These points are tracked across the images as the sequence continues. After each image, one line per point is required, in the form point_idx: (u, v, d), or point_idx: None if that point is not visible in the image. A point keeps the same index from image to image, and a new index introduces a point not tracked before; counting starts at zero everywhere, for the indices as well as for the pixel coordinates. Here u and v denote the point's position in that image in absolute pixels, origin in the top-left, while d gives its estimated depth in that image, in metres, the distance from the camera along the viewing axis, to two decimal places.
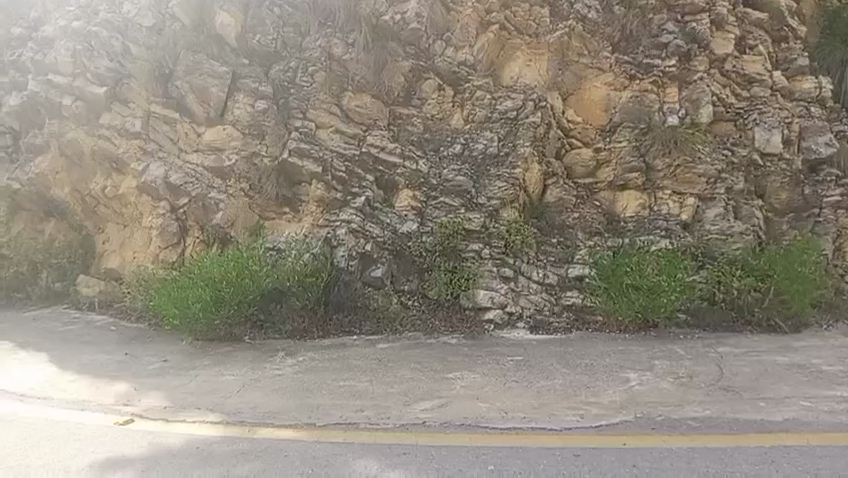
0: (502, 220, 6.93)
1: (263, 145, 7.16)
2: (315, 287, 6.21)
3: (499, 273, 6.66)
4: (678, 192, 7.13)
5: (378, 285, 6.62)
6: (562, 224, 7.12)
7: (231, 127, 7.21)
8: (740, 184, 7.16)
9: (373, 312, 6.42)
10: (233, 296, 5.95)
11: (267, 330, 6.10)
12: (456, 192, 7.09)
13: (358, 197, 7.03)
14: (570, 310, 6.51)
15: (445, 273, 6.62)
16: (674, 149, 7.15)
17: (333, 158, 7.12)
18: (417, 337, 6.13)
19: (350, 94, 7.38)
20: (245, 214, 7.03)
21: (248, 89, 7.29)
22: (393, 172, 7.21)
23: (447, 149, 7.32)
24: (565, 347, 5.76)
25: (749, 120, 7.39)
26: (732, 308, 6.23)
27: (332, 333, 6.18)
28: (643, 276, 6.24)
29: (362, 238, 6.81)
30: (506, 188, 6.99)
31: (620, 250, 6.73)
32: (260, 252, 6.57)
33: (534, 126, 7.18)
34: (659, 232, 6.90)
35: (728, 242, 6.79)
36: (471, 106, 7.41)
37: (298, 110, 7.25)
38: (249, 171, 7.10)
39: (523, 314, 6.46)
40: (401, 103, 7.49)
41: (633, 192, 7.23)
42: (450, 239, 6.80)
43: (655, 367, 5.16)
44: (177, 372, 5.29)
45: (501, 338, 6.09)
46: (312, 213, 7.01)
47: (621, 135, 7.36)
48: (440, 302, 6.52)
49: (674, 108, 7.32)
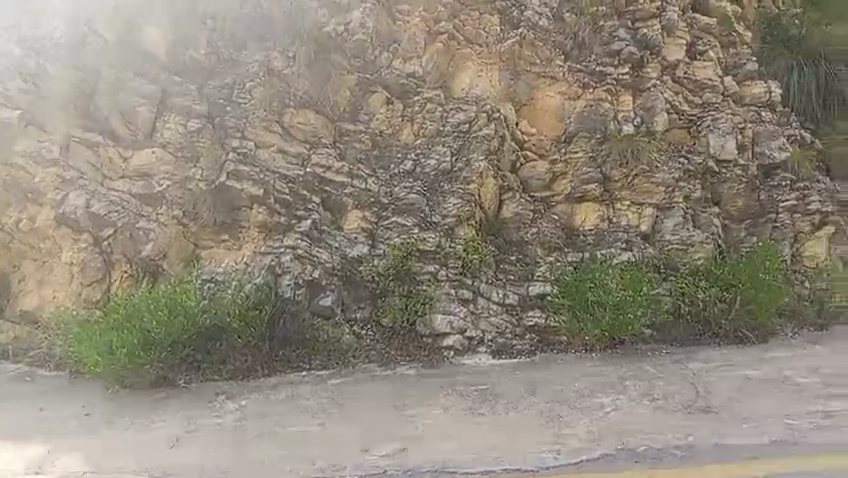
0: (458, 238, 6.58)
1: (198, 169, 6.57)
2: (259, 321, 5.68)
3: (458, 296, 6.26)
4: (636, 202, 6.93)
5: (327, 316, 6.13)
6: (521, 240, 6.79)
7: (161, 150, 6.65)
8: (698, 192, 7.01)
9: (324, 344, 5.95)
10: (164, 338, 5.33)
11: (204, 372, 5.57)
12: (408, 211, 6.69)
13: (303, 221, 6.55)
14: (533, 331, 6.18)
15: (400, 298, 6.17)
16: (629, 158, 6.94)
17: (275, 180, 6.63)
18: (371, 368, 5.85)
19: (292, 111, 6.93)
20: (178, 245, 6.45)
21: (179, 108, 6.74)
22: (341, 193, 6.77)
23: (398, 167, 6.96)
24: (532, 372, 5.41)
25: (703, 126, 7.32)
26: (697, 321, 6.06)
27: (281, 370, 5.76)
28: (606, 290, 5.93)
29: (309, 264, 6.31)
30: (461, 205, 6.66)
31: (580, 264, 6.50)
32: (194, 284, 5.98)
33: (487, 139, 6.87)
34: (620, 244, 6.63)
35: (690, 252, 6.61)
36: (422, 119, 7.11)
37: (236, 128, 6.72)
38: (183, 197, 6.54)
39: (484, 338, 6.13)
40: (347, 119, 7.12)
41: (590, 204, 6.97)
42: (403, 261, 6.33)
43: (629, 389, 4.88)
44: (101, 426, 4.72)
45: (462, 365, 5.88)
46: (254, 239, 6.49)
47: (576, 146, 7.11)
48: (395, 329, 6.07)
49: (628, 116, 7.23)
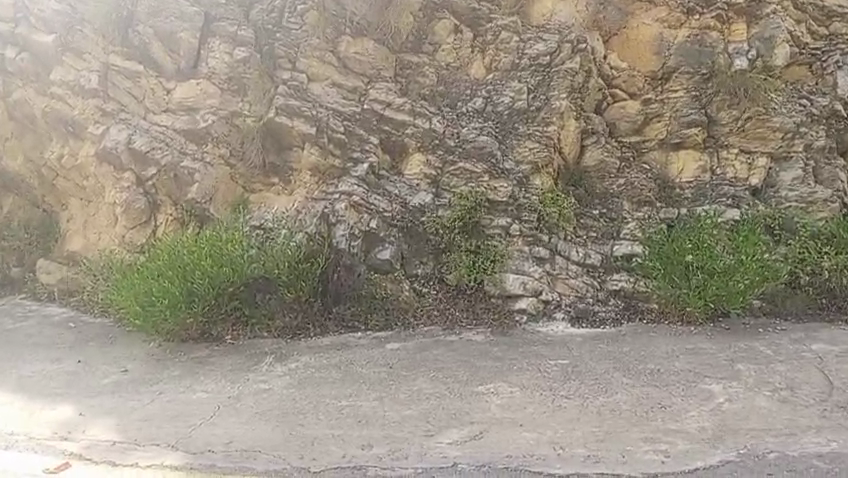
0: (533, 189, 5.80)
1: (245, 103, 5.94)
2: (310, 275, 5.14)
3: (532, 254, 5.55)
4: (745, 149, 5.96)
5: (386, 270, 5.50)
6: (604, 191, 5.96)
7: (206, 82, 5.98)
8: (820, 140, 5.97)
9: (381, 302, 5.32)
10: (208, 290, 4.83)
11: (254, 327, 5.00)
12: (478, 156, 5.89)
13: (358, 165, 5.85)
14: (618, 296, 5.39)
15: (466, 254, 5.50)
16: (740, 98, 5.96)
17: (329, 116, 5.92)
18: (435, 332, 5.06)
19: (348, 39, 6.17)
20: (225, 186, 5.87)
21: (225, 35, 6.04)
22: (402, 133, 6.01)
23: (467, 105, 6.15)
24: (621, 346, 4.68)
25: (829, 63, 6.30)
26: (817, 293, 5.14)
27: (332, 330, 5.11)
28: (714, 256, 5.04)
29: (365, 212, 5.67)
30: (539, 150, 5.87)
31: (677, 221, 5.66)
32: (245, 232, 5.47)
33: (571, 74, 6.05)
34: (725, 200, 5.72)
35: (809, 212, 5.61)
36: (494, 51, 6.27)
37: (285, 59, 6.02)
38: (229, 133, 5.91)
39: (562, 302, 5.35)
40: (409, 50, 6.31)
41: (690, 151, 6.03)
42: (471, 213, 5.61)
43: (742, 375, 4.09)
44: (136, 388, 4.20)
45: (537, 332, 5.03)
46: (305, 184, 5.84)
47: (676, 83, 6.16)
48: (460, 289, 5.41)
49: (741, 48, 6.13)
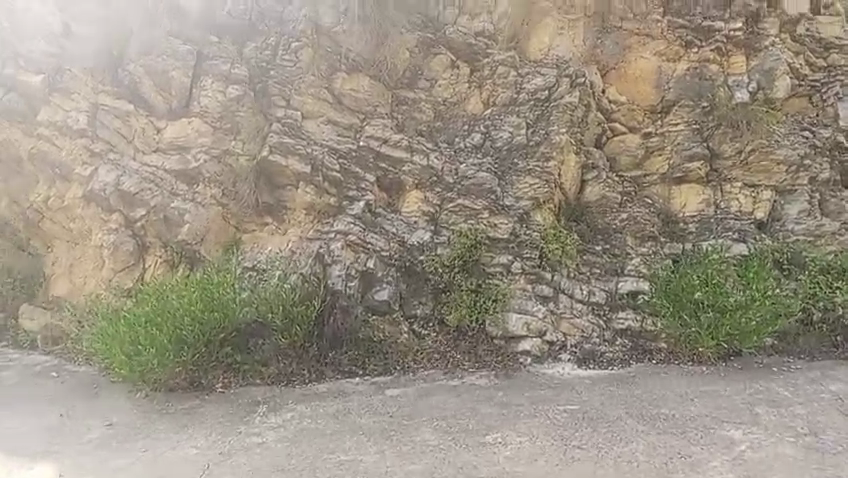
0: (535, 225, 5.65)
1: (238, 141, 5.81)
2: (305, 320, 4.92)
3: (536, 292, 5.36)
4: (747, 183, 5.86)
5: (383, 312, 5.31)
6: (606, 226, 5.82)
7: (198, 120, 5.86)
8: (825, 172, 5.88)
9: (379, 345, 5.12)
10: (198, 338, 4.63)
11: (246, 375, 4.77)
12: (477, 193, 5.76)
13: (355, 203, 5.70)
14: (625, 335, 5.18)
15: (467, 294, 5.29)
16: (742, 130, 5.87)
17: (324, 153, 5.78)
18: (436, 377, 4.85)
19: (343, 75, 6.08)
20: (218, 226, 5.70)
21: (217, 73, 5.93)
22: (399, 170, 5.89)
23: (464, 141, 6.06)
24: (632, 389, 4.46)
25: (830, 95, 6.26)
26: (831, 330, 4.96)
27: (328, 376, 4.86)
28: (724, 292, 4.87)
29: (362, 251, 5.51)
30: (539, 185, 5.74)
31: (682, 256, 5.51)
32: (237, 276, 5.27)
33: (571, 108, 5.96)
34: (731, 234, 5.58)
35: (818, 245, 5.47)
36: (491, 86, 6.23)
37: (279, 96, 5.89)
38: (222, 172, 5.77)
39: (566, 344, 5.14)
40: (405, 86, 6.26)
41: (692, 185, 5.93)
42: (471, 252, 5.44)
43: (762, 420, 3.88)
44: (121, 445, 3.95)
45: (543, 374, 4.81)
46: (300, 223, 5.69)
47: (676, 116, 6.10)
48: (460, 331, 5.20)
49: (741, 80, 6.10)
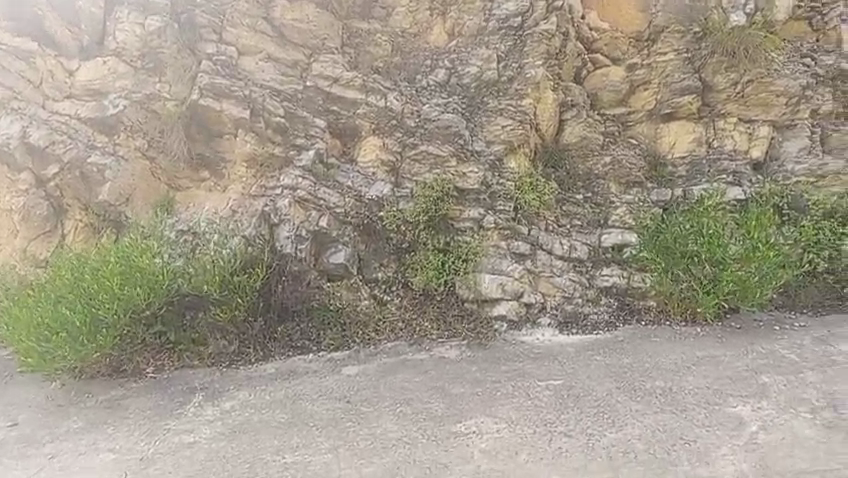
0: (508, 173, 5.04)
1: (163, 83, 4.94)
2: (248, 290, 4.28)
3: (511, 249, 4.76)
4: (744, 119, 5.26)
5: (340, 276, 4.67)
6: (587, 171, 5.21)
7: (114, 59, 4.99)
8: (827, 104, 5.28)
9: (335, 314, 4.52)
10: (118, 317, 3.98)
11: (184, 355, 4.19)
12: (444, 137, 5.06)
13: (303, 152, 4.97)
14: (610, 294, 4.62)
15: (434, 254, 4.69)
16: (737, 59, 5.21)
17: (265, 96, 5.00)
18: (400, 350, 4.30)
19: (284, 3, 5.27)
20: (146, 185, 4.91)
21: (133, 2, 5.05)
22: (353, 113, 5.15)
23: (427, 78, 5.32)
24: (621, 358, 3.93)
25: (832, 17, 5.54)
26: (837, 281, 4.46)
27: (276, 355, 4.27)
28: (722, 245, 4.33)
29: (313, 209, 4.79)
30: (510, 127, 5.10)
31: (669, 205, 4.92)
32: (168, 243, 4.58)
33: (547, 37, 5.32)
34: (725, 177, 4.97)
35: (819, 185, 4.90)
36: (456, 13, 5.48)
37: (209, 29, 5.05)
38: (147, 119, 4.90)
39: (546, 305, 4.58)
40: (357, 16, 5.47)
41: (683, 122, 5.33)
42: (437, 205, 4.78)
43: (772, 392, 3.39)
44: (23, 451, 3.29)
45: (519, 344, 4.27)
46: (241, 178, 4.94)
47: (665, 44, 5.44)
48: (427, 295, 4.60)
49: (736, 2, 5.41)
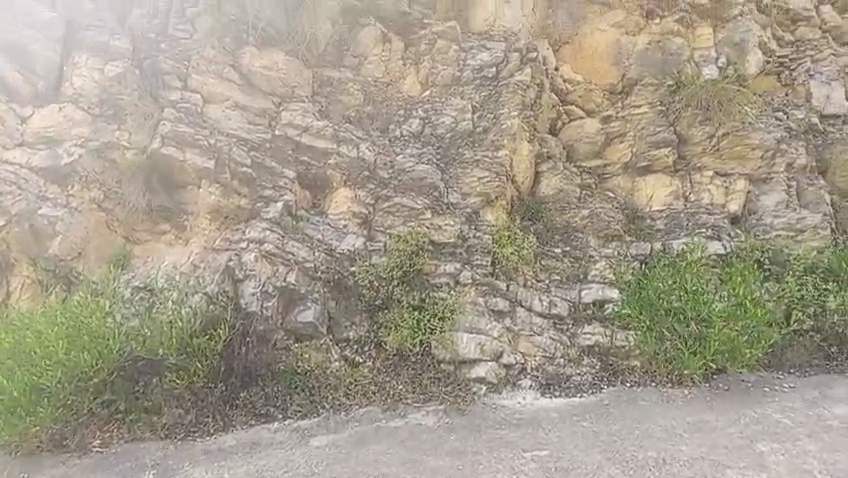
0: (485, 225, 4.87)
1: (121, 131, 4.67)
2: (208, 355, 3.97)
3: (489, 307, 4.53)
4: (721, 173, 5.23)
5: (309, 336, 4.38)
6: (565, 224, 5.07)
7: (70, 106, 4.73)
8: (801, 158, 5.28)
9: (304, 377, 4.21)
10: (57, 386, 3.71)
11: (134, 426, 3.84)
12: (418, 189, 4.89)
13: (270, 205, 4.73)
14: (593, 354, 4.41)
15: (409, 312, 4.45)
16: (711, 112, 5.22)
17: (231, 144, 4.76)
18: (374, 416, 4.03)
19: (252, 51, 5.08)
20: (100, 238, 4.60)
21: (92, 47, 4.86)
22: (324, 164, 4.95)
23: (400, 128, 5.19)
24: (609, 424, 3.73)
25: (800, 72, 5.71)
26: (822, 340, 4.34)
27: (238, 424, 3.97)
28: (707, 302, 4.23)
29: (280, 263, 4.54)
30: (487, 179, 4.95)
31: (650, 259, 4.79)
32: (120, 300, 4.27)
33: (522, 88, 5.23)
34: (705, 231, 4.88)
35: (799, 240, 4.85)
36: (430, 63, 5.41)
37: (173, 75, 4.83)
38: (103, 170, 4.63)
39: (526, 366, 4.34)
40: (329, 64, 5.32)
41: (659, 176, 5.26)
42: (411, 260, 4.57)
43: (769, 463, 3.22)
44: None
45: (500, 408, 4.03)
46: (204, 232, 4.67)
47: (639, 97, 5.45)
48: (401, 356, 4.33)
49: (708, 56, 5.55)
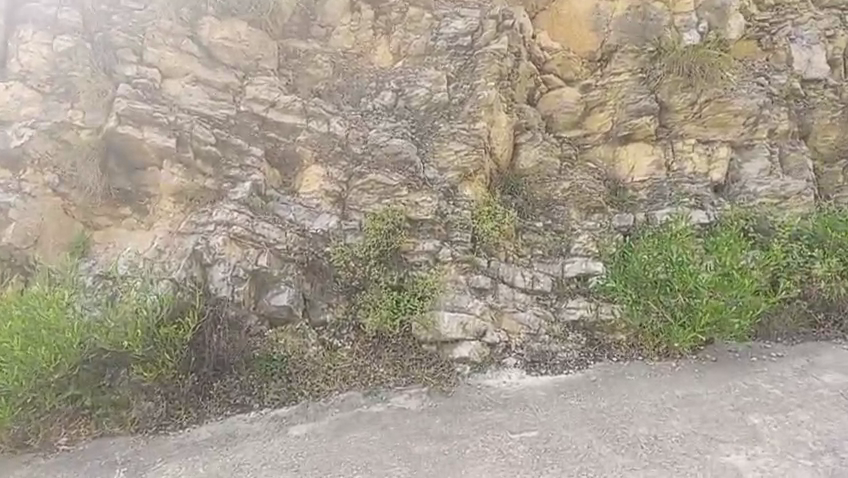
0: (463, 201, 4.68)
1: (74, 110, 4.38)
2: (175, 344, 3.73)
3: (471, 284, 4.38)
4: (702, 140, 5.12)
5: (285, 320, 4.19)
6: (545, 197, 4.92)
7: (18, 84, 4.41)
8: (784, 123, 5.17)
9: (280, 363, 4.02)
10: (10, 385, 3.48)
11: (102, 421, 3.66)
12: (393, 164, 4.69)
13: (238, 185, 4.48)
14: (577, 329, 4.31)
15: (387, 292, 4.27)
16: (693, 79, 5.12)
17: (193, 122, 4.50)
18: (354, 402, 3.86)
19: (212, 21, 4.78)
20: (57, 225, 4.31)
21: (38, 20, 4.51)
22: (294, 141, 4.72)
23: (372, 101, 4.94)
24: (597, 401, 3.61)
25: (781, 36, 5.57)
26: (809, 307, 4.28)
27: (212, 416, 3.77)
28: (694, 273, 4.05)
29: (251, 246, 4.30)
30: (465, 152, 4.77)
31: (632, 231, 4.73)
32: (83, 290, 4.05)
33: (499, 56, 5.04)
34: (689, 200, 4.81)
35: (783, 208, 4.78)
36: (401, 33, 5.17)
37: (128, 49, 4.54)
38: (56, 151, 4.33)
39: (510, 345, 4.20)
40: (295, 36, 5.07)
41: (640, 144, 5.14)
42: (388, 239, 4.40)
43: (764, 435, 3.15)
44: None
45: (484, 389, 3.89)
46: (168, 215, 4.43)
47: (620, 64, 5.31)
48: (381, 338, 4.17)
49: (689, 20, 5.39)
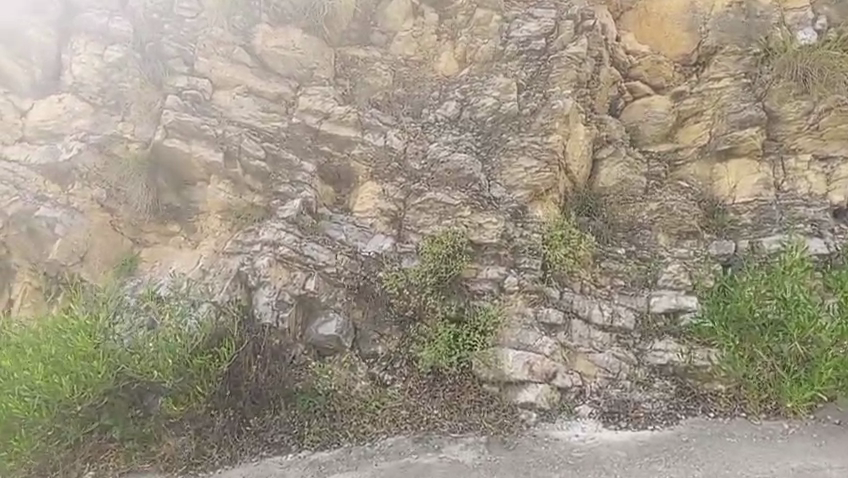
0: (533, 222, 4.14)
1: (125, 123, 4.22)
2: (210, 376, 3.44)
3: (540, 319, 3.85)
4: (820, 156, 4.36)
5: (332, 351, 3.79)
6: (629, 220, 4.33)
7: (70, 97, 4.29)
8: None
9: (323, 399, 3.62)
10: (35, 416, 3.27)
11: (132, 455, 3.41)
12: (455, 182, 4.25)
13: (287, 202, 4.15)
14: (665, 375, 3.71)
15: (444, 326, 3.81)
16: (810, 84, 4.39)
17: (242, 135, 4.24)
18: (403, 449, 3.44)
19: (266, 28, 4.54)
20: (104, 240, 4.09)
21: (92, 30, 4.43)
22: (347, 155, 4.37)
23: (434, 112, 4.53)
24: (691, 471, 3.16)
25: None
26: None
27: (247, 456, 3.45)
28: (816, 318, 3.53)
29: (299, 269, 3.94)
30: (535, 169, 4.25)
31: (734, 262, 4.07)
32: (124, 313, 3.72)
33: (576, 61, 4.52)
34: (803, 226, 4.13)
35: None
36: (467, 37, 4.73)
37: (178, 59, 4.37)
38: (106, 165, 4.14)
39: (584, 390, 3.64)
40: (355, 42, 4.75)
41: (743, 161, 4.41)
42: (447, 264, 3.92)
43: None
44: None
45: (553, 443, 3.38)
46: (215, 232, 4.14)
47: (719, 69, 4.64)
48: (437, 375, 3.70)
49: (803, 17, 4.73)
